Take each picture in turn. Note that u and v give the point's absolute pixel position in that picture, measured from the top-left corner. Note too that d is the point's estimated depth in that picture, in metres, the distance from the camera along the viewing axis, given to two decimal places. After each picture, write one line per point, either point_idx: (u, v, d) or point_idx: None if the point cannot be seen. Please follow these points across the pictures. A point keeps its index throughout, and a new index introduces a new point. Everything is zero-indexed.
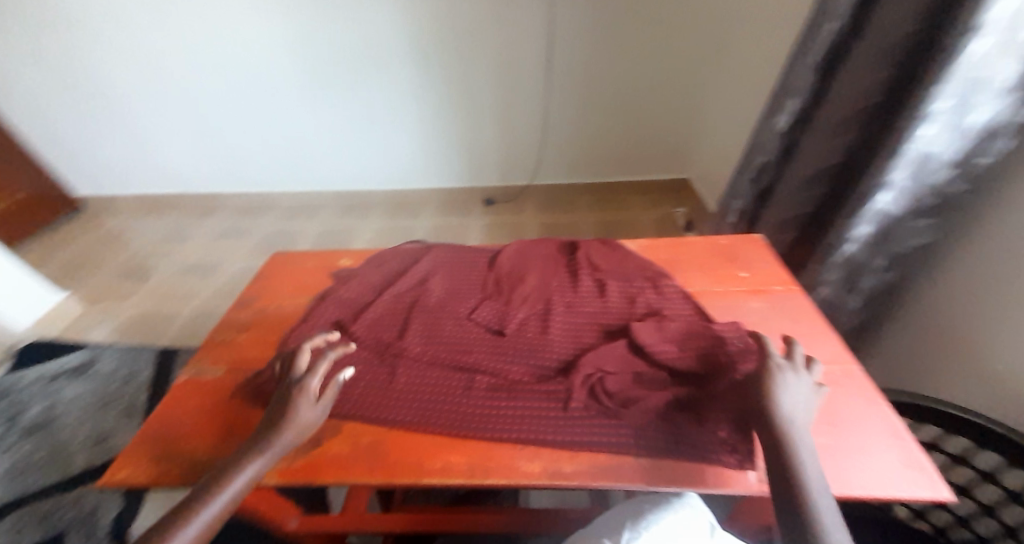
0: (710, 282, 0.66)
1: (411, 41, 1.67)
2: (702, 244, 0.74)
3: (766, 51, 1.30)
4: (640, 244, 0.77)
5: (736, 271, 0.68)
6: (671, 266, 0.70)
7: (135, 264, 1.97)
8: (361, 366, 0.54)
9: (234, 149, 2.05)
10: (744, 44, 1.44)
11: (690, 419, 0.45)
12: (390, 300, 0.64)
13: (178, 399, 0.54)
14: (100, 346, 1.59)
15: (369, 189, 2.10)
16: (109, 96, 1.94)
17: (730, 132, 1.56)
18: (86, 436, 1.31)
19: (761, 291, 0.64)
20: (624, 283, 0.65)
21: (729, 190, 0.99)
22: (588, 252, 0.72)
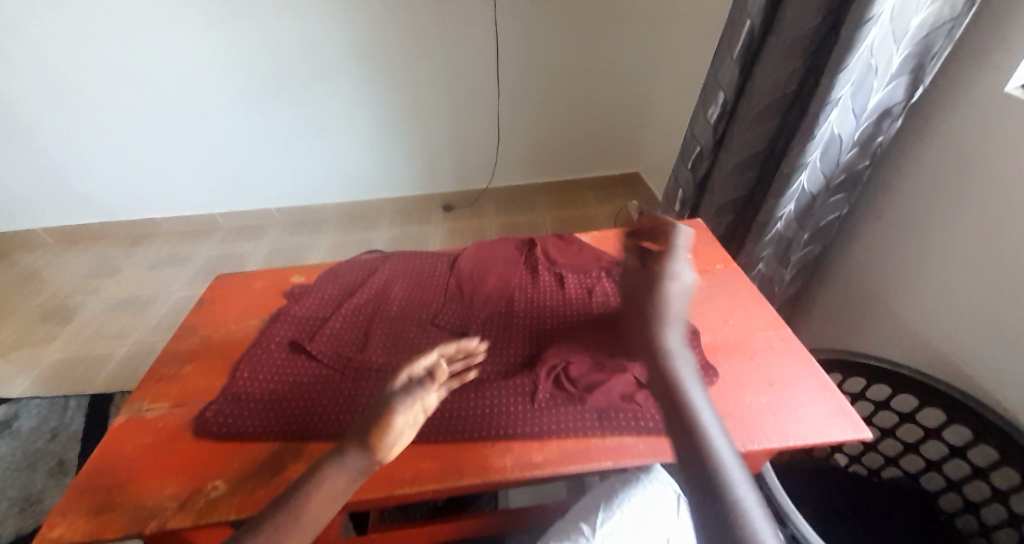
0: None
1: (355, 52, 1.63)
2: None
3: (696, 49, 1.39)
4: (592, 236, 0.80)
5: None
6: (623, 254, 0.74)
7: (59, 304, 1.79)
8: (322, 384, 0.52)
9: (167, 171, 1.91)
10: (676, 43, 1.52)
11: (648, 396, 0.47)
12: (349, 313, 0.62)
13: (119, 442, 0.50)
14: (21, 398, 1.43)
15: (321, 203, 2.02)
16: (12, 121, 1.75)
17: (670, 126, 1.65)
18: (9, 501, 1.17)
19: (705, 270, 0.68)
20: (579, 275, 0.67)
21: (671, 180, 1.05)
22: (544, 248, 0.73)
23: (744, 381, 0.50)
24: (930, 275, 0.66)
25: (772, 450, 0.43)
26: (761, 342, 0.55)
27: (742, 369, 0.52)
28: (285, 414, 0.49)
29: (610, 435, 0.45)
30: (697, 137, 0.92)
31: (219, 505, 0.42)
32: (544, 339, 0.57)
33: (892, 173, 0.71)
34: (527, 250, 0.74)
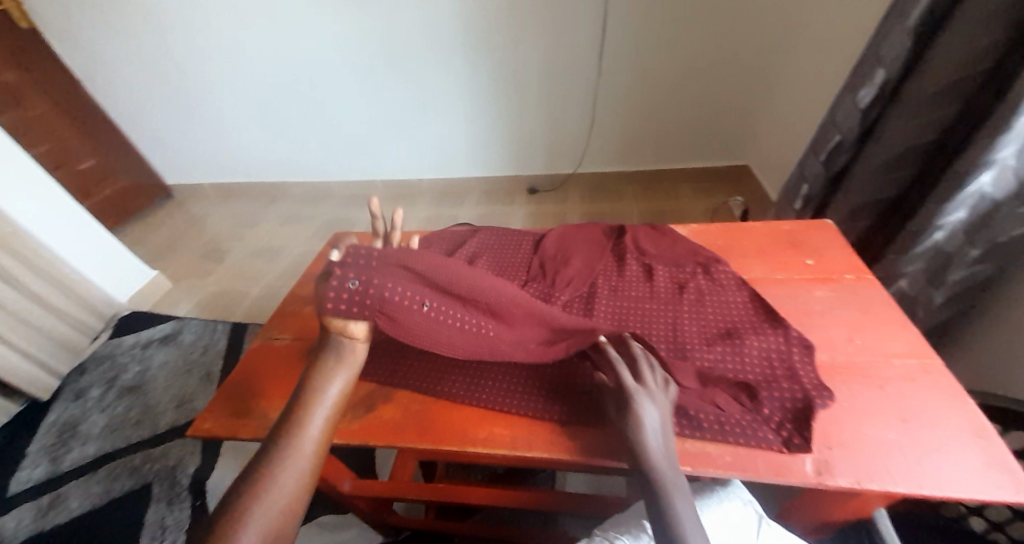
0: (770, 269, 0.62)
1: (459, 31, 1.64)
2: (763, 229, 0.70)
3: (842, 29, 1.16)
4: (691, 228, 0.74)
5: (800, 258, 0.63)
6: (726, 251, 0.67)
7: (213, 247, 2.17)
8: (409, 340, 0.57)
9: (296, 142, 2.17)
10: (817, 20, 1.29)
11: (738, 406, 0.45)
12: None
13: (251, 361, 0.60)
14: (184, 319, 1.78)
15: (419, 178, 2.17)
16: (187, 95, 2.11)
17: (795, 116, 1.44)
18: (170, 399, 1.48)
19: (828, 279, 0.60)
20: (672, 268, 0.63)
21: (797, 174, 0.93)
22: (635, 236, 0.70)
23: (869, 411, 0.44)
24: None
25: (895, 492, 0.38)
26: (898, 371, 0.47)
27: (869, 396, 0.45)
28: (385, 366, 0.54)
29: (689, 440, 0.44)
30: (838, 125, 0.78)
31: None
32: (625, 328, 0.54)
33: None
34: (618, 238, 0.71)
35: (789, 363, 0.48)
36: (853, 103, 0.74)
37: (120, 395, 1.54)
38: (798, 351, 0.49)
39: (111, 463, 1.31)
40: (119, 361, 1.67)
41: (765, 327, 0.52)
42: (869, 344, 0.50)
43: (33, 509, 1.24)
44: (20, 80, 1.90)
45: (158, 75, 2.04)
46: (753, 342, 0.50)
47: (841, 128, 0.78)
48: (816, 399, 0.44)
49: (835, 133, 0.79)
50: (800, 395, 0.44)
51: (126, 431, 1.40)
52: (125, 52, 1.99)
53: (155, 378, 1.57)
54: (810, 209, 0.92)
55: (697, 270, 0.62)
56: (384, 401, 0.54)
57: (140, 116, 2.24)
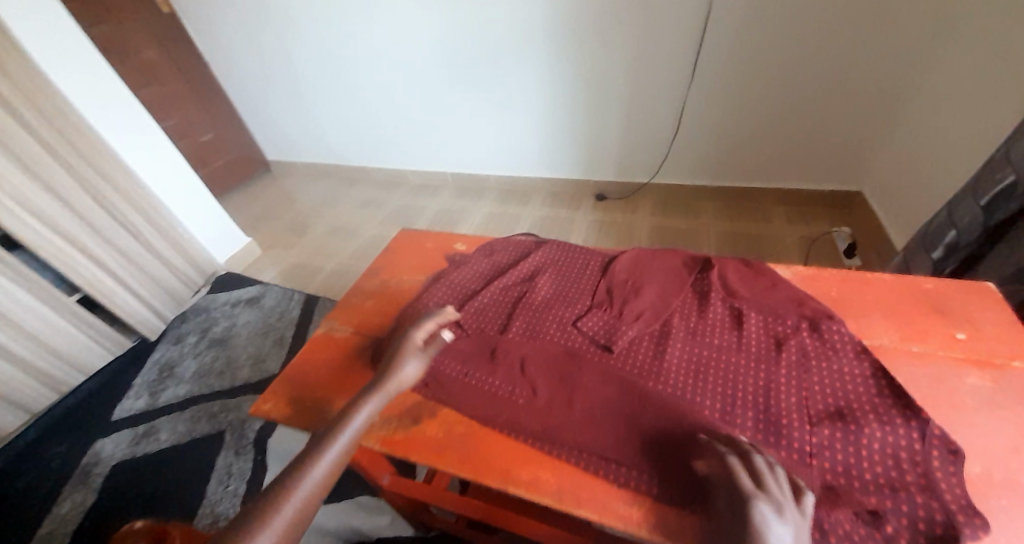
0: (901, 338, 0.57)
1: (544, 27, 1.59)
2: (899, 286, 0.65)
3: (1013, 50, 0.96)
4: (798, 272, 0.69)
5: (950, 331, 0.57)
6: (841, 306, 0.63)
7: (299, 221, 2.36)
8: (457, 355, 0.57)
9: (378, 129, 2.28)
10: (980, 37, 1.07)
11: (845, 516, 0.39)
12: (497, 291, 0.64)
13: (316, 348, 0.63)
14: (267, 284, 1.95)
15: (486, 174, 2.19)
16: (290, 81, 2.29)
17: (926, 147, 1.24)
18: (248, 356, 1.63)
19: (982, 361, 0.53)
20: (770, 319, 0.57)
21: (945, 218, 0.82)
22: (723, 271, 0.65)
23: None
24: None
25: None
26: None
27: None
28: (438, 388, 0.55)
29: None
30: (1013, 162, 0.67)
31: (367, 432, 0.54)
32: (705, 382, 0.50)
33: None
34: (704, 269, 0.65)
35: (923, 469, 0.41)
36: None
37: (208, 345, 1.73)
38: (936, 455, 0.42)
39: (193, 407, 1.47)
40: (212, 314, 1.87)
41: (891, 418, 0.45)
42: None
43: (130, 435, 1.43)
44: (159, 59, 2.16)
45: (269, 60, 2.24)
46: (874, 433, 0.44)
47: (1015, 167, 0.66)
48: (965, 528, 0.37)
49: (1005, 176, 0.68)
50: (939, 515, 0.38)
51: (210, 379, 1.56)
52: (246, 39, 2.20)
53: (239, 335, 1.74)
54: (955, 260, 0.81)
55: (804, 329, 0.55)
56: (431, 416, 0.54)
57: (250, 97, 2.48)
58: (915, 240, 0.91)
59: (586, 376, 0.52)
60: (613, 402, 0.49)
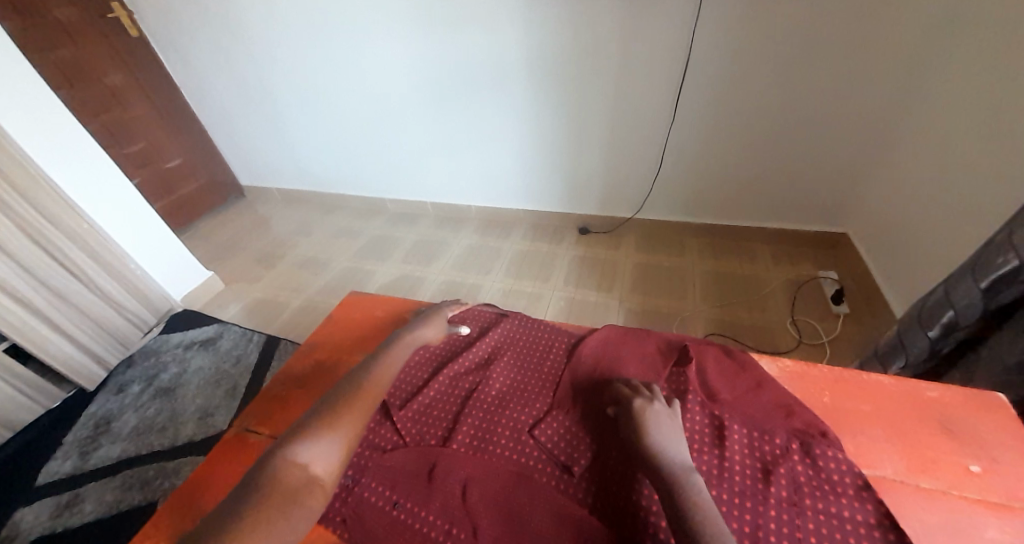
0: (907, 470, 0.54)
1: (529, 56, 1.56)
2: (896, 393, 0.64)
3: (1001, 117, 0.97)
4: (782, 366, 0.69)
5: (962, 462, 0.54)
6: (839, 420, 0.61)
7: (269, 251, 2.24)
8: (401, 472, 0.56)
9: (358, 156, 2.21)
10: (959, 98, 1.09)
11: None
12: (447, 386, 0.67)
13: (227, 457, 0.64)
14: (225, 324, 1.82)
15: (467, 203, 2.13)
16: (267, 106, 2.21)
17: (911, 204, 1.25)
18: (195, 409, 1.48)
19: (992, 503, 0.50)
20: (760, 439, 0.56)
21: (941, 294, 0.74)
22: (706, 371, 0.66)
23: None
24: None
25: None
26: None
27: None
28: (359, 529, 0.52)
29: None
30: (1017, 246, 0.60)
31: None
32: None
33: None
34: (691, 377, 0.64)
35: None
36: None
37: (152, 395, 1.57)
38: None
39: (125, 471, 1.31)
40: (161, 358, 1.73)
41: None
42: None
43: (52, 505, 1.26)
44: (124, 82, 2.06)
45: (247, 85, 2.16)
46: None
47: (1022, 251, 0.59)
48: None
49: (1007, 261, 0.61)
50: None
51: (149, 437, 1.41)
52: (222, 64, 2.12)
53: (188, 384, 1.59)
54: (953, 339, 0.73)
55: (797, 452, 0.54)
56: None
57: (224, 122, 2.39)
58: (908, 311, 0.82)
59: (535, 499, 0.51)
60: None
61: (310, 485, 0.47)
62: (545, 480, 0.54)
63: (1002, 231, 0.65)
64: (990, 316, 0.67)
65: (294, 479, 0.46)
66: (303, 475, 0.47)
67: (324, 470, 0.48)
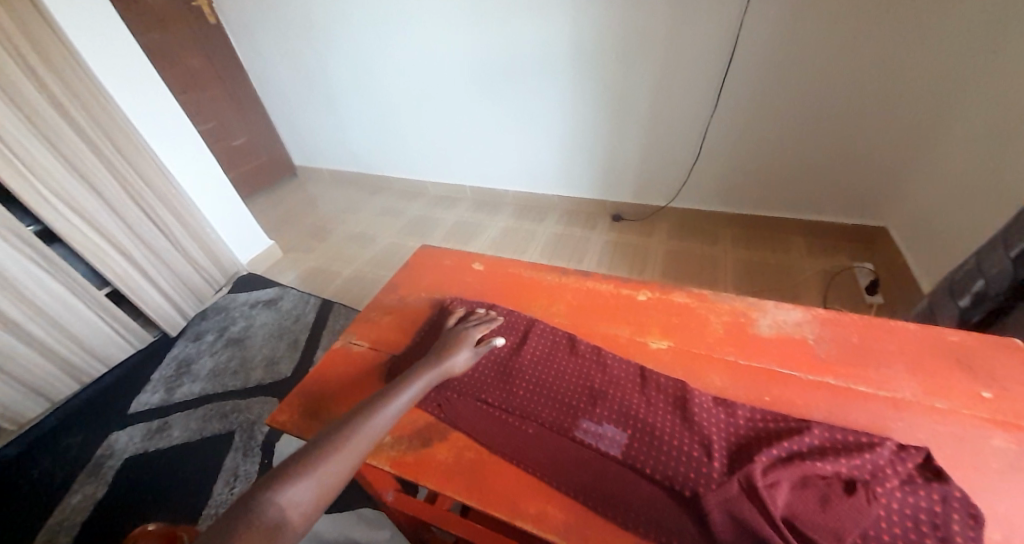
0: (923, 393, 0.55)
1: (571, 47, 1.61)
2: (916, 335, 0.63)
3: None
4: (815, 314, 0.68)
5: (973, 388, 0.55)
6: (862, 352, 0.61)
7: (321, 226, 2.40)
8: (482, 373, 0.64)
9: (404, 141, 2.33)
10: (1018, 76, 1.05)
11: None
12: (518, 314, 0.74)
13: (334, 361, 0.71)
14: (286, 287, 1.99)
15: (505, 188, 2.21)
16: (325, 90, 2.35)
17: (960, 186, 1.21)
18: (264, 358, 1.66)
19: (1006, 423, 0.51)
20: (788, 370, 0.60)
21: (972, 265, 0.76)
22: (735, 317, 0.70)
23: None
24: None
25: None
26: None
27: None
28: (449, 411, 0.60)
29: None
30: None
31: (378, 451, 0.58)
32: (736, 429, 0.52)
33: None
34: (733, 326, 0.68)
35: (941, 535, 0.39)
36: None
37: (225, 344, 1.76)
38: (956, 520, 0.40)
39: (207, 405, 1.50)
40: (232, 313, 1.91)
41: (913, 480, 0.44)
42: None
43: (143, 430, 1.45)
44: (201, 65, 2.26)
45: (309, 71, 2.31)
46: (899, 495, 0.42)
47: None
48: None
49: None
50: None
51: (225, 378, 1.59)
52: (288, 50, 2.27)
53: (255, 336, 1.77)
54: (980, 311, 0.75)
55: (827, 383, 0.58)
56: (440, 440, 0.58)
57: (285, 105, 2.56)
58: (941, 284, 0.85)
59: (609, 403, 0.57)
60: (625, 443, 0.52)
61: (283, 527, 0.41)
62: (617, 388, 0.59)
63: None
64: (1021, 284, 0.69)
65: (269, 522, 0.40)
66: (276, 521, 0.41)
67: (299, 513, 0.43)
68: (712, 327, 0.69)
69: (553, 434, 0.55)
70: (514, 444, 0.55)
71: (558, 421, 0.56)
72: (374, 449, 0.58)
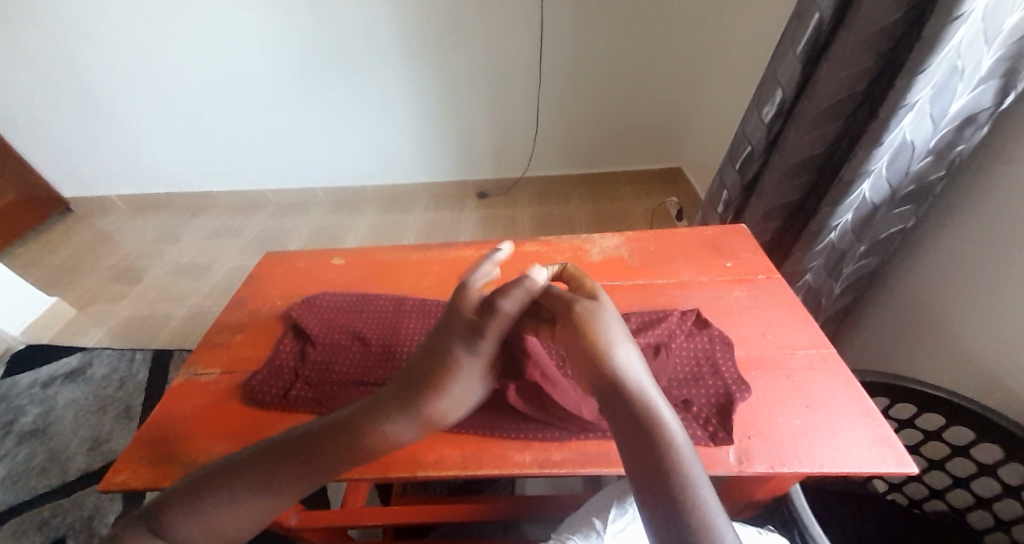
0: (696, 272, 0.73)
1: (396, 29, 1.61)
2: (691, 236, 0.81)
3: (749, 40, 1.28)
4: (629, 236, 0.84)
5: (721, 261, 0.74)
6: (662, 256, 0.78)
7: (127, 266, 1.93)
8: (358, 355, 0.62)
9: (225, 149, 2.01)
10: (728, 32, 1.41)
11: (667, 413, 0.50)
12: (386, 296, 0.74)
13: (179, 397, 0.62)
14: (95, 349, 1.56)
15: (363, 185, 2.08)
16: (97, 96, 1.88)
17: (714, 120, 1.57)
18: (82, 441, 1.30)
19: (747, 280, 0.70)
20: (617, 281, 0.74)
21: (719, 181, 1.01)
22: (574, 253, 0.81)
23: (780, 401, 0.50)
24: (987, 303, 0.59)
25: (804, 473, 0.43)
26: (801, 361, 0.55)
27: (768, 380, 0.52)
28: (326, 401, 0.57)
29: None
30: (749, 137, 0.87)
31: None
32: None
33: (961, 200, 0.63)
34: (574, 260, 0.80)
35: (715, 361, 0.54)
36: (759, 117, 0.82)
37: (15, 442, 1.31)
38: (722, 350, 0.56)
39: (10, 522, 1.13)
40: (14, 401, 1.42)
41: (695, 333, 0.59)
42: (778, 339, 0.58)
43: None
44: None
45: (62, 74, 1.81)
46: (685, 344, 0.56)
47: (751, 139, 0.86)
48: (735, 393, 0.50)
49: (747, 145, 0.87)
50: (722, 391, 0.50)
51: (28, 482, 1.21)
52: (22, 48, 1.75)
53: (62, 419, 1.36)
54: (731, 212, 1.00)
55: (642, 284, 0.72)
56: None
57: (32, 120, 1.96)
58: (706, 199, 1.11)
59: None
60: None
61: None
62: None
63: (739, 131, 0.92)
64: (748, 188, 0.94)
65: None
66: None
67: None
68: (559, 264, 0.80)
69: None
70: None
71: None
72: None
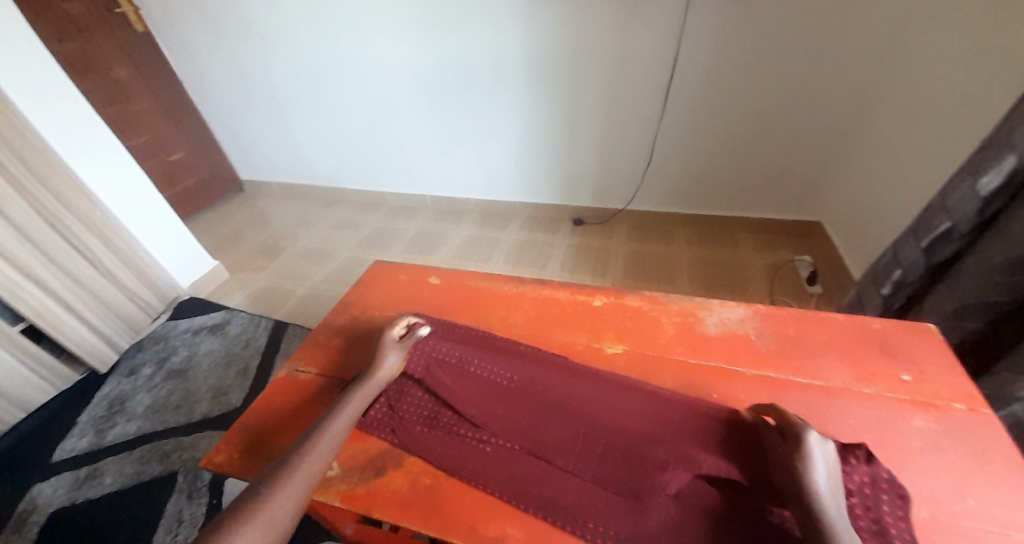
0: (851, 379, 0.59)
1: (525, 57, 1.64)
2: (843, 324, 0.67)
3: (959, 97, 1.04)
4: (758, 310, 0.72)
5: (889, 369, 0.60)
6: (799, 344, 0.65)
7: (271, 242, 2.26)
8: (428, 394, 0.63)
9: (360, 153, 2.26)
10: (925, 80, 1.17)
11: None
12: (472, 326, 0.74)
13: (278, 391, 0.67)
14: (233, 310, 1.83)
15: (467, 196, 2.18)
16: (274, 101, 2.24)
17: (881, 182, 1.33)
18: (209, 388, 1.52)
19: (923, 402, 0.55)
20: (738, 363, 0.63)
21: (890, 255, 0.83)
22: (687, 317, 0.72)
23: None
24: None
25: None
26: None
27: None
28: (405, 436, 0.58)
29: None
30: (949, 210, 0.69)
31: (329, 486, 0.56)
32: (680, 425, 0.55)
33: None
34: (683, 326, 0.71)
35: (874, 513, 0.43)
36: (971, 189, 0.65)
37: (164, 377, 1.59)
38: (885, 501, 0.44)
39: (143, 446, 1.35)
40: (171, 342, 1.72)
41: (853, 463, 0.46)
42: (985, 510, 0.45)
43: (70, 479, 1.28)
44: (130, 77, 2.09)
45: (253, 81, 2.19)
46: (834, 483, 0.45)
47: (953, 214, 0.69)
48: None
49: (942, 220, 0.70)
50: None
51: (165, 414, 1.44)
52: (228, 58, 2.14)
53: (199, 366, 1.61)
54: (901, 295, 0.82)
55: (770, 377, 0.61)
56: (393, 466, 0.56)
57: (228, 116, 2.41)
58: (865, 273, 0.93)
59: (559, 414, 0.58)
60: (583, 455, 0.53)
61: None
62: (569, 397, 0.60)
63: (934, 200, 0.74)
64: (932, 271, 0.76)
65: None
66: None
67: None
68: (665, 327, 0.72)
69: (516, 451, 0.55)
70: (468, 462, 0.55)
71: (517, 438, 0.56)
72: (323, 484, 0.56)
